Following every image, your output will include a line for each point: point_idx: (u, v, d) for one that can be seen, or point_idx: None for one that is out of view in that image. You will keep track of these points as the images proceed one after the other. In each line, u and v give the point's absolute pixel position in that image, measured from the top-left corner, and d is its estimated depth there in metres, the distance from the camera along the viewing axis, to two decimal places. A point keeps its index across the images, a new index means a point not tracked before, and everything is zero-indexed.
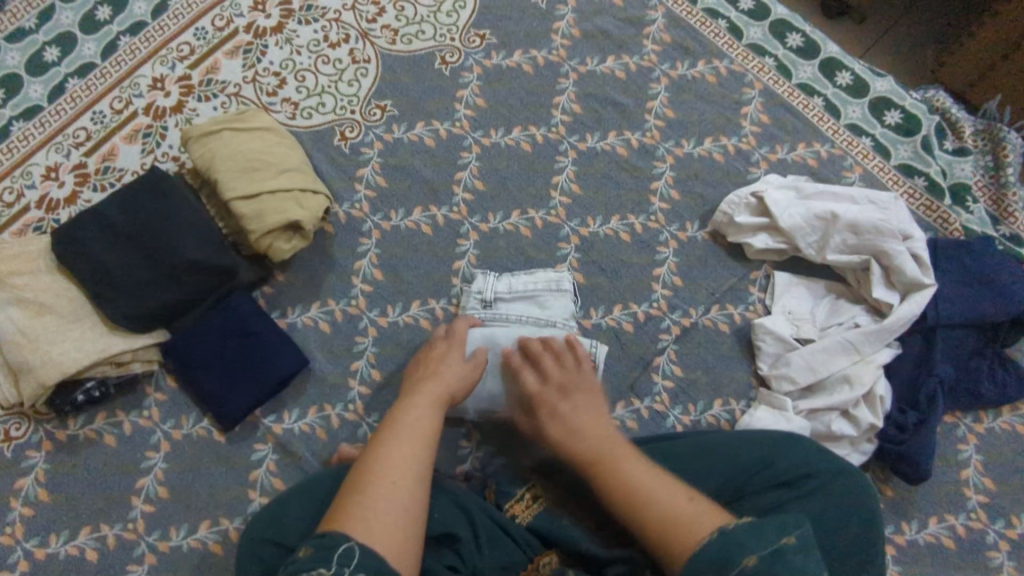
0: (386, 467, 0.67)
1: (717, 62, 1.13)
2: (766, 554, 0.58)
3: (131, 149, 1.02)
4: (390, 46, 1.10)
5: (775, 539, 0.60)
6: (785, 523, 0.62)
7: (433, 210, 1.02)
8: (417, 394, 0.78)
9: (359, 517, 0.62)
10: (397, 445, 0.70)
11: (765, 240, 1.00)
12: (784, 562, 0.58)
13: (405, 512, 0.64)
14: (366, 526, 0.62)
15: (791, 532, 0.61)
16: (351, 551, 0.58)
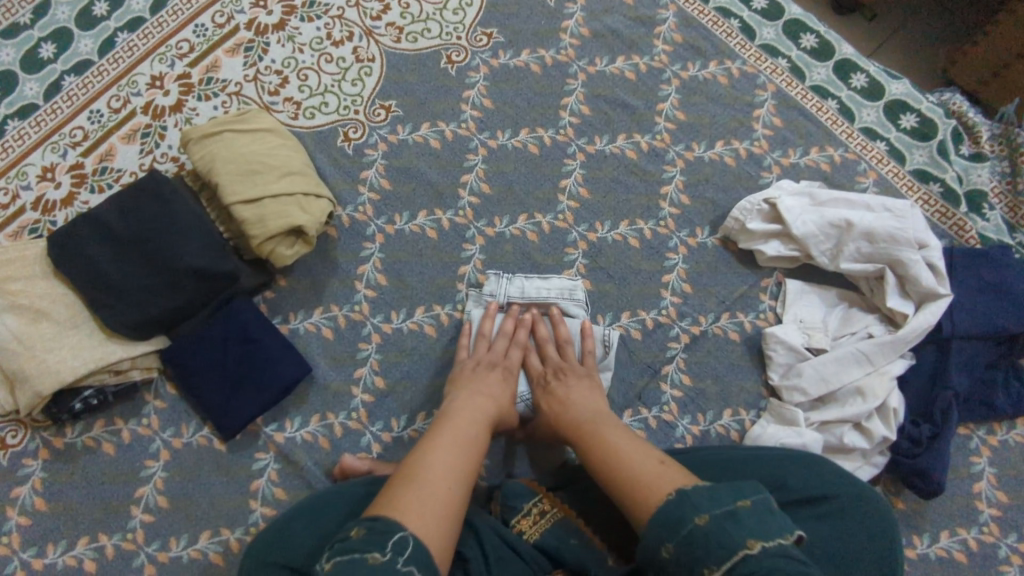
0: (435, 467, 0.69)
1: (729, 63, 1.10)
2: (717, 514, 0.60)
3: (129, 149, 0.99)
4: (395, 44, 1.08)
5: (728, 502, 0.62)
6: (740, 489, 0.63)
7: (438, 214, 1.00)
8: (466, 406, 0.80)
9: (408, 506, 0.64)
10: (442, 451, 0.71)
11: (777, 247, 0.98)
12: (734, 521, 0.60)
13: (446, 507, 0.66)
14: (418, 515, 0.63)
15: (747, 496, 0.62)
16: (405, 540, 0.60)
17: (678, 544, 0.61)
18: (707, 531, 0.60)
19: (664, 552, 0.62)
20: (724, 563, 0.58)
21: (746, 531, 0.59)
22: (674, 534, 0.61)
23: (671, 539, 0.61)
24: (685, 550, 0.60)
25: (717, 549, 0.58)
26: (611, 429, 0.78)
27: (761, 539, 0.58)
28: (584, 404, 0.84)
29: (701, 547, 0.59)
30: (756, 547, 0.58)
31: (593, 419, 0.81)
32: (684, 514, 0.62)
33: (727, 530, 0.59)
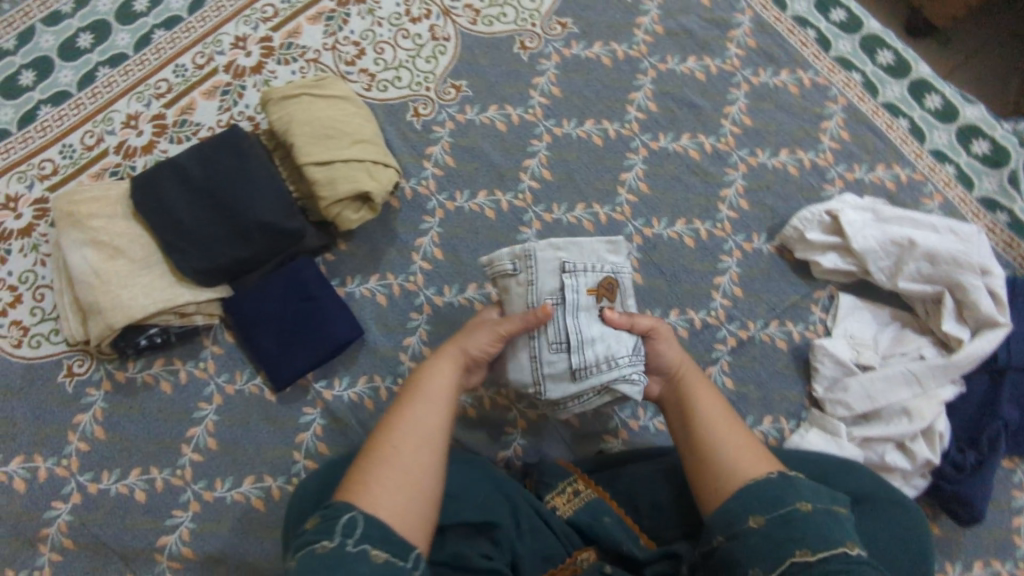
0: (407, 443, 0.67)
1: (801, 72, 1.10)
2: (818, 508, 0.62)
3: (208, 104, 1.03)
4: (470, 25, 1.10)
5: (829, 503, 0.64)
6: (836, 497, 0.66)
7: (498, 195, 1.02)
8: (446, 366, 0.76)
9: (374, 488, 0.63)
10: (419, 416, 0.70)
11: (835, 260, 0.97)
12: (835, 521, 0.61)
13: (416, 484, 0.64)
14: (377, 496, 0.62)
15: (842, 506, 0.65)
16: (354, 520, 0.59)
17: (773, 519, 0.62)
18: (809, 518, 0.61)
19: (750, 523, 0.63)
20: (825, 552, 0.58)
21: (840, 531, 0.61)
22: (774, 511, 0.63)
23: (766, 513, 0.63)
24: (778, 526, 0.61)
25: (818, 537, 0.59)
26: (684, 380, 0.80)
27: (856, 543, 0.60)
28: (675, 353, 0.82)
29: (799, 530, 0.60)
30: (854, 550, 0.59)
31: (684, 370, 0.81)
32: (784, 497, 0.63)
33: (829, 526, 0.61)
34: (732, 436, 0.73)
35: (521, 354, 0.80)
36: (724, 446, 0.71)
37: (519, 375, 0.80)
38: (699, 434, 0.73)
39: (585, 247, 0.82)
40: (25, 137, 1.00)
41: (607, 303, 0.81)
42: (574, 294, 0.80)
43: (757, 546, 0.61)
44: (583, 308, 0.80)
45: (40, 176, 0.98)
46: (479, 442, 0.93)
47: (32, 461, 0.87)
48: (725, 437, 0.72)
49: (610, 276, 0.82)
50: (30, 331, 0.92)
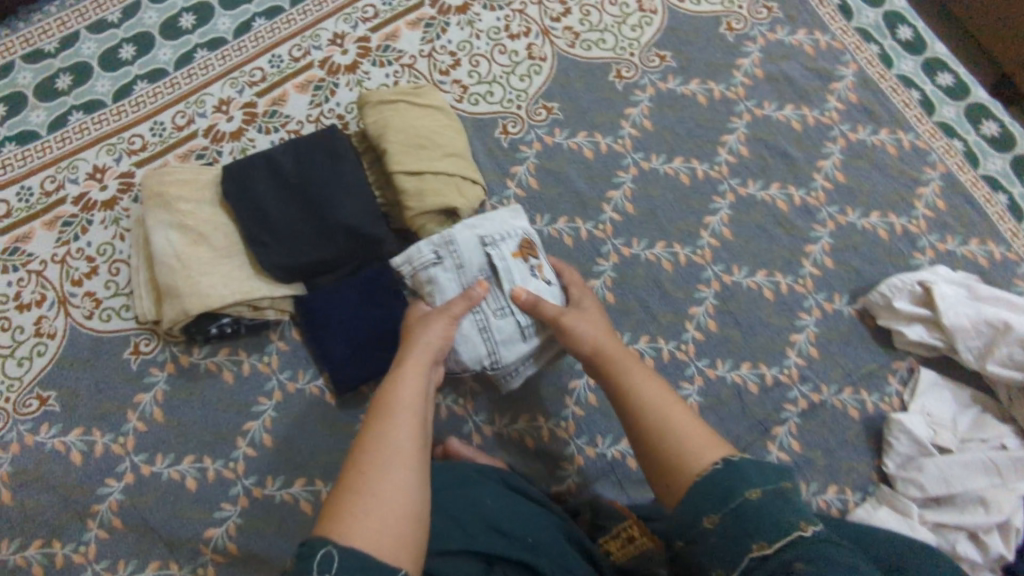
0: (381, 459, 0.63)
1: (901, 134, 1.07)
2: (768, 491, 0.59)
3: (300, 98, 1.02)
4: (568, 48, 1.08)
5: (775, 479, 0.60)
6: (784, 469, 0.62)
7: (578, 223, 1.00)
8: (411, 376, 0.74)
9: (351, 515, 0.58)
10: (391, 429, 0.66)
11: (920, 332, 0.94)
12: (785, 502, 0.59)
13: (398, 503, 0.60)
14: (356, 524, 0.57)
15: (790, 478, 0.62)
16: (331, 555, 0.54)
17: (724, 517, 0.59)
18: (758, 507, 0.58)
19: (704, 523, 0.60)
20: (780, 543, 0.55)
21: (774, 506, 0.58)
22: (720, 508, 0.59)
23: (715, 511, 0.59)
24: (732, 524, 0.58)
25: (771, 526, 0.56)
26: (609, 358, 0.77)
27: (810, 521, 0.57)
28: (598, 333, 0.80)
29: (750, 524, 0.57)
30: (809, 530, 0.56)
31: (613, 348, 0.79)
32: (731, 484, 0.60)
33: (779, 512, 0.57)
34: (675, 415, 0.69)
35: (468, 327, 0.85)
36: (672, 429, 0.68)
37: (471, 350, 0.85)
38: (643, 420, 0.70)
39: (493, 220, 0.90)
40: (119, 110, 1.00)
41: (533, 261, 0.89)
42: (502, 262, 0.87)
43: (715, 548, 0.58)
44: (514, 274, 0.87)
45: (128, 151, 0.98)
46: (534, 473, 0.91)
47: (89, 435, 0.87)
48: (668, 416, 0.69)
49: (524, 237, 0.90)
50: (101, 304, 0.92)
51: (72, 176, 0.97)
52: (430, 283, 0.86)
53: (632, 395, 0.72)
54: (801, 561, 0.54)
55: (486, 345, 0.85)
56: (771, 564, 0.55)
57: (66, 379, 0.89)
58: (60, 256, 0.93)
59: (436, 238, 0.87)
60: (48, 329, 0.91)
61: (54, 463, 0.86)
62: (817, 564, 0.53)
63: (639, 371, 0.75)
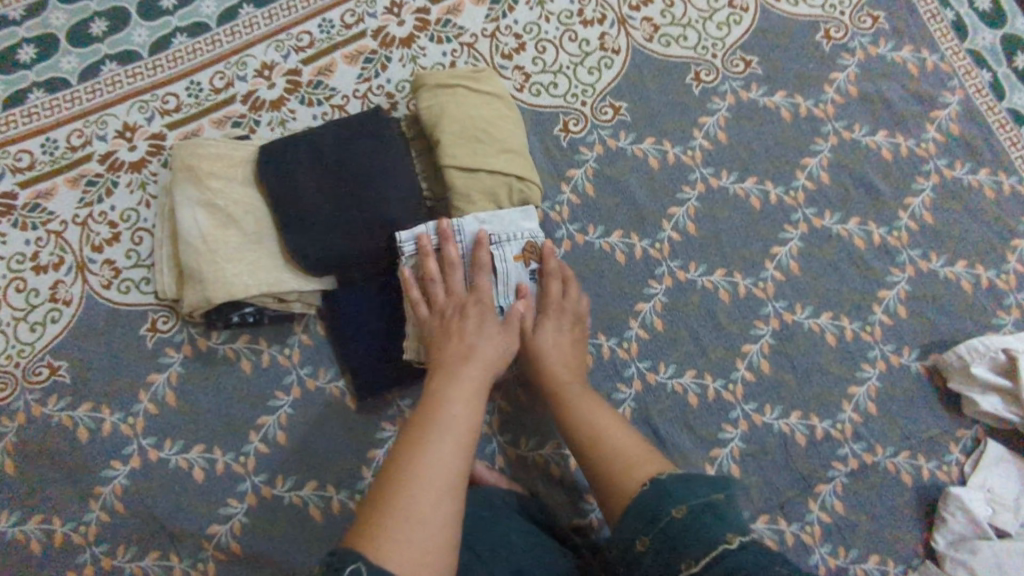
0: (428, 476, 0.60)
1: (1003, 176, 0.96)
2: (696, 506, 0.61)
3: (349, 70, 0.95)
4: (645, 42, 0.99)
5: (707, 494, 0.63)
6: (716, 483, 0.65)
7: (633, 239, 0.93)
8: (466, 392, 0.70)
9: (388, 529, 0.56)
10: (437, 446, 0.63)
11: (995, 404, 0.85)
12: (712, 516, 0.60)
13: (439, 527, 0.58)
14: (393, 543, 0.55)
15: (722, 491, 0.64)
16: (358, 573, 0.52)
17: (655, 539, 0.61)
18: (685, 525, 0.60)
19: (639, 546, 0.62)
20: (705, 558, 0.57)
21: (690, 522, 0.60)
22: (651, 530, 0.61)
23: (646, 531, 0.62)
24: (663, 546, 0.60)
25: (696, 542, 0.58)
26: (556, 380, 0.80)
27: (739, 534, 0.59)
28: (565, 354, 0.82)
29: (679, 543, 0.59)
30: (736, 541, 0.58)
31: (568, 374, 0.80)
32: (661, 504, 0.62)
33: (706, 523, 0.60)
34: (622, 439, 0.73)
35: None
36: (615, 451, 0.71)
37: None
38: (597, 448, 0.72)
39: (504, 217, 0.83)
40: (154, 65, 0.94)
41: (534, 266, 0.85)
42: (503, 265, 0.83)
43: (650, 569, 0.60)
44: (512, 276, 0.83)
45: (161, 111, 0.92)
46: (554, 501, 0.85)
47: (98, 412, 0.83)
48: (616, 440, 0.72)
49: (533, 241, 0.84)
50: (120, 275, 0.87)
51: (100, 132, 0.91)
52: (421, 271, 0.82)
53: (581, 421, 0.75)
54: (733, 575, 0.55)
55: None
56: None
57: (79, 350, 0.85)
58: (81, 218, 0.88)
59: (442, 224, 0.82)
60: (64, 295, 0.86)
61: (61, 438, 0.82)
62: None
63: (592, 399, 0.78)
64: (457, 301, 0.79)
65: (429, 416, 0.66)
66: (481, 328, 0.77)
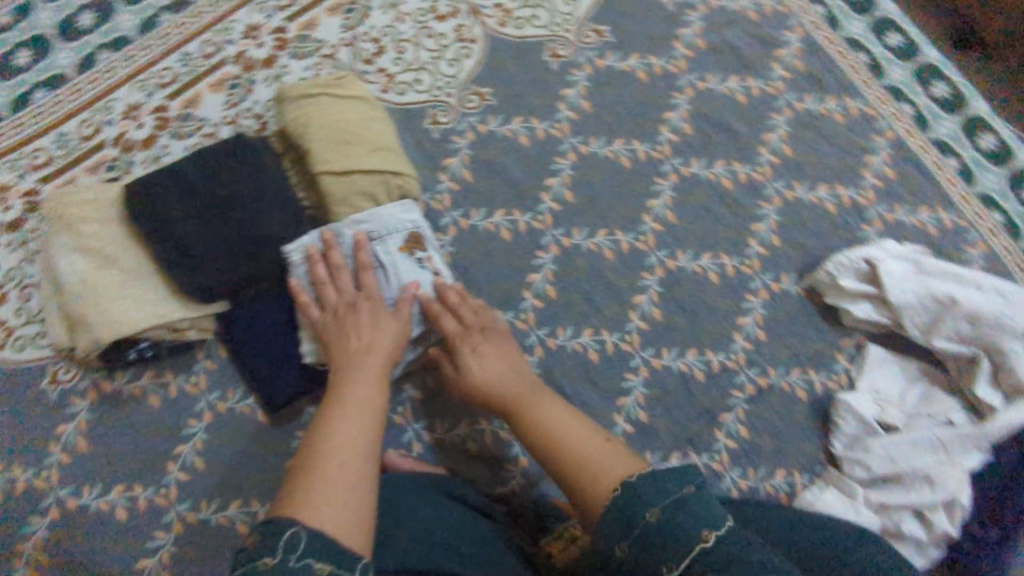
0: (336, 451, 0.61)
1: (848, 100, 1.03)
2: (670, 503, 0.56)
3: (215, 98, 0.96)
4: (498, 28, 1.03)
5: (681, 484, 0.58)
6: (686, 471, 0.60)
7: (516, 215, 0.96)
8: (366, 380, 0.72)
9: (306, 501, 0.56)
10: (340, 427, 0.65)
11: (866, 310, 0.92)
12: (685, 512, 0.55)
13: (355, 496, 0.58)
14: (312, 512, 0.55)
15: (694, 481, 0.59)
16: (296, 539, 0.52)
17: (633, 543, 0.56)
18: (662, 527, 0.54)
19: (619, 553, 0.57)
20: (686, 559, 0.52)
21: (666, 521, 0.55)
22: (629, 532, 0.56)
23: (624, 537, 0.56)
24: (641, 552, 0.55)
25: (677, 544, 0.53)
26: (501, 387, 0.76)
27: (716, 527, 0.53)
28: (496, 355, 0.80)
29: (655, 544, 0.54)
30: (711, 538, 0.52)
31: (508, 377, 0.77)
32: (633, 505, 0.57)
33: (680, 521, 0.54)
34: (572, 424, 0.70)
35: None
36: (566, 440, 0.68)
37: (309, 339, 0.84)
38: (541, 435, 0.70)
39: (382, 213, 0.86)
40: (18, 123, 0.95)
41: (420, 254, 0.87)
42: (387, 258, 0.86)
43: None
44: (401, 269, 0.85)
45: (32, 166, 0.93)
46: (478, 477, 0.89)
47: (11, 472, 0.84)
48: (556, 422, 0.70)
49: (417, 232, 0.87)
50: (14, 334, 0.87)
51: None
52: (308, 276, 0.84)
53: (541, 425, 0.71)
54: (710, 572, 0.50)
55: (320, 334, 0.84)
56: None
57: None
58: None
59: (323, 229, 0.85)
60: None
61: None
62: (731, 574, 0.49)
63: (531, 386, 0.76)
64: (348, 299, 0.81)
65: (332, 406, 0.68)
66: (374, 321, 0.79)
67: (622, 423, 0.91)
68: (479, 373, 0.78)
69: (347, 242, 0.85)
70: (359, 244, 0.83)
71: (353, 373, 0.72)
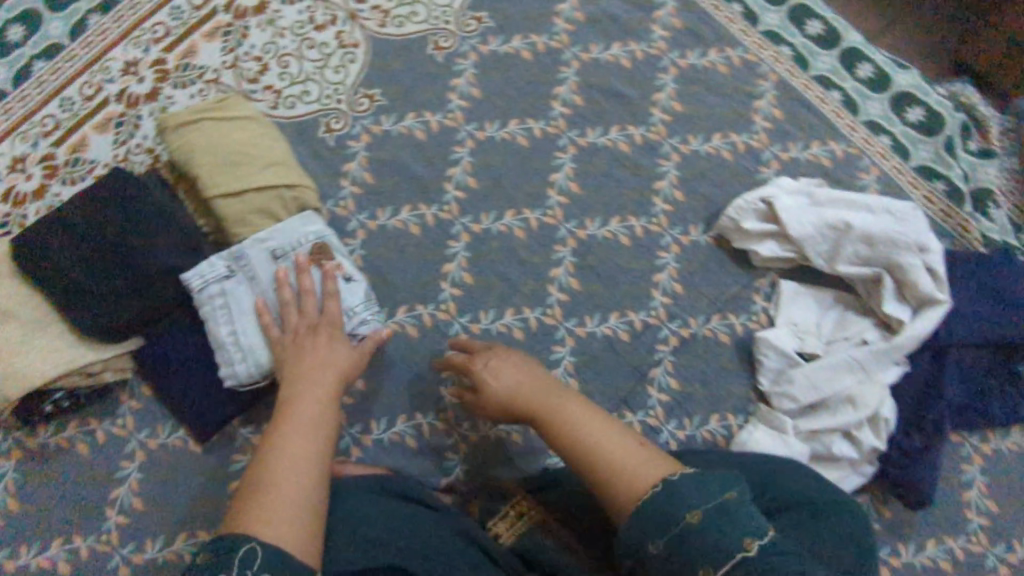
0: (288, 467, 0.66)
1: (729, 50, 1.06)
2: (710, 509, 0.60)
3: (102, 139, 0.95)
4: (379, 29, 1.03)
5: (717, 494, 0.61)
6: (727, 481, 0.63)
7: (422, 209, 0.97)
8: (314, 388, 0.75)
9: (258, 516, 0.62)
10: (292, 441, 0.69)
11: (772, 248, 0.95)
12: (728, 518, 0.59)
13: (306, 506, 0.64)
14: (264, 527, 0.61)
15: (734, 489, 0.62)
16: (253, 553, 0.58)
17: (666, 542, 0.60)
18: (701, 531, 0.59)
19: (648, 548, 0.61)
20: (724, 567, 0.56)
21: (702, 527, 0.59)
22: (663, 534, 0.60)
23: (660, 536, 0.60)
24: (675, 551, 0.59)
25: (713, 549, 0.57)
26: (526, 399, 0.76)
27: (754, 536, 0.57)
28: (524, 368, 0.80)
29: (692, 552, 0.58)
30: (754, 547, 0.56)
31: (538, 388, 0.77)
32: (676, 509, 0.61)
33: (722, 531, 0.58)
34: (595, 427, 0.71)
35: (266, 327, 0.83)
36: (602, 448, 0.69)
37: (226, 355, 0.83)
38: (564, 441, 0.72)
39: (283, 227, 0.86)
40: None
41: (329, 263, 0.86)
42: None
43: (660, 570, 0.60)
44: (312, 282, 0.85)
45: None
46: (422, 470, 0.90)
47: None
48: (581, 429, 0.71)
49: (320, 241, 0.86)
50: None
51: None
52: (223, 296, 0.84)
53: (571, 429, 0.72)
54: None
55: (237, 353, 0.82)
56: None
57: None
58: None
59: (227, 252, 0.85)
60: None
61: None
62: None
63: (558, 393, 0.76)
64: (309, 320, 0.81)
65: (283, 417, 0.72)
66: (335, 343, 0.80)
67: None
68: (506, 388, 0.78)
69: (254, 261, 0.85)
70: (325, 275, 0.83)
71: (302, 381, 0.75)
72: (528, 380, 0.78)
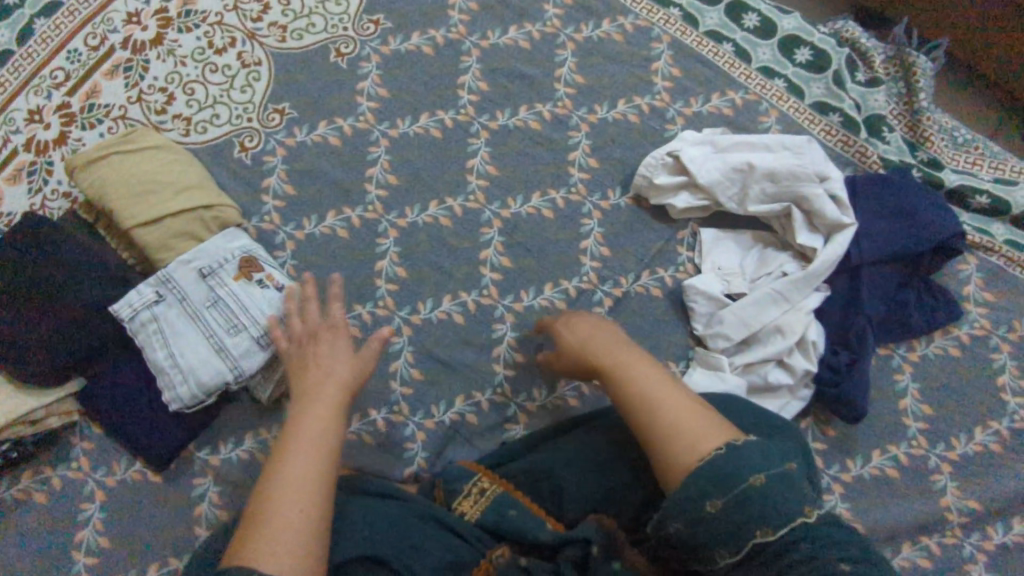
0: (288, 486, 0.63)
1: (621, 19, 1.10)
2: (775, 475, 0.61)
3: (16, 190, 0.95)
4: (280, 44, 1.05)
5: (782, 465, 0.62)
6: (787, 453, 0.65)
7: (347, 212, 0.99)
8: (321, 406, 0.71)
9: (259, 541, 0.58)
10: (296, 459, 0.65)
11: (686, 199, 0.99)
12: (781, 483, 0.60)
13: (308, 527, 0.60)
14: (260, 554, 0.57)
15: (793, 461, 0.64)
16: None
17: (733, 502, 0.60)
18: (765, 493, 0.59)
19: (708, 509, 0.60)
20: (784, 528, 0.58)
21: (768, 490, 0.60)
22: (727, 492, 0.60)
23: (724, 496, 0.60)
24: (737, 509, 0.59)
25: (777, 513, 0.59)
26: (592, 352, 0.78)
27: (811, 504, 0.60)
28: (598, 330, 0.81)
29: (761, 509, 0.59)
30: (813, 515, 0.59)
31: (607, 348, 0.78)
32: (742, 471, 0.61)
33: (784, 496, 0.59)
34: (664, 386, 0.71)
35: (202, 346, 0.84)
36: (656, 404, 0.69)
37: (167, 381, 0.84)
38: (628, 396, 0.72)
39: (208, 248, 0.88)
40: None
41: (258, 276, 0.87)
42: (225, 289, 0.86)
43: (717, 531, 0.60)
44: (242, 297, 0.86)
45: None
46: (384, 464, 0.91)
47: None
48: (648, 384, 0.71)
49: (245, 255, 0.88)
50: None
51: None
52: (154, 322, 0.85)
53: (632, 383, 0.72)
54: (802, 540, 0.58)
55: (177, 377, 0.84)
56: (769, 549, 0.58)
57: None
58: None
59: (154, 278, 0.87)
60: None
61: None
62: (825, 544, 0.57)
63: (628, 351, 0.77)
64: (308, 331, 0.81)
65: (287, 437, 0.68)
66: (334, 352, 0.78)
67: (501, 370, 0.95)
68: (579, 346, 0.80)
69: (180, 281, 0.87)
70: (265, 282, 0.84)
71: (307, 400, 0.72)
72: (604, 340, 0.79)
